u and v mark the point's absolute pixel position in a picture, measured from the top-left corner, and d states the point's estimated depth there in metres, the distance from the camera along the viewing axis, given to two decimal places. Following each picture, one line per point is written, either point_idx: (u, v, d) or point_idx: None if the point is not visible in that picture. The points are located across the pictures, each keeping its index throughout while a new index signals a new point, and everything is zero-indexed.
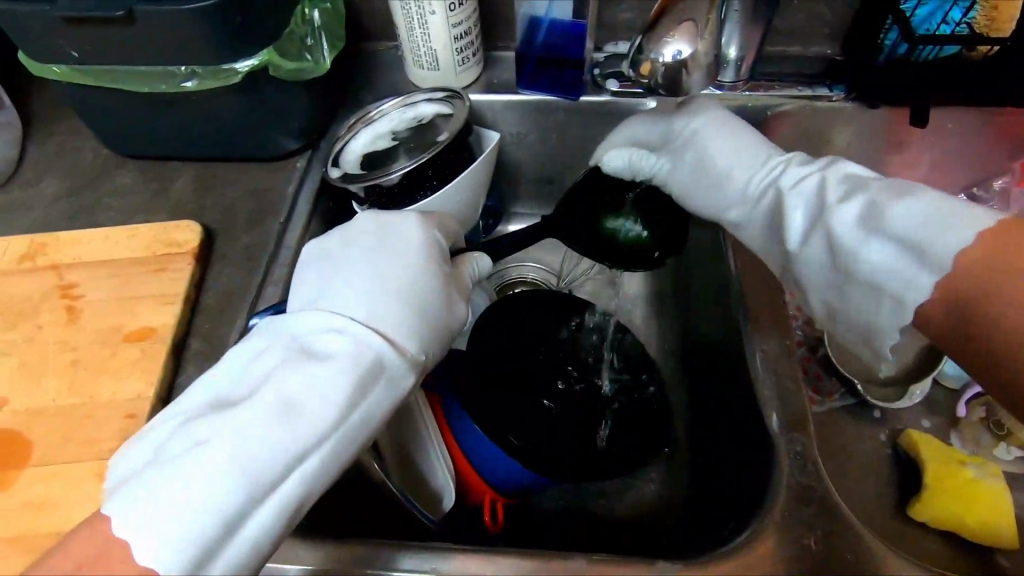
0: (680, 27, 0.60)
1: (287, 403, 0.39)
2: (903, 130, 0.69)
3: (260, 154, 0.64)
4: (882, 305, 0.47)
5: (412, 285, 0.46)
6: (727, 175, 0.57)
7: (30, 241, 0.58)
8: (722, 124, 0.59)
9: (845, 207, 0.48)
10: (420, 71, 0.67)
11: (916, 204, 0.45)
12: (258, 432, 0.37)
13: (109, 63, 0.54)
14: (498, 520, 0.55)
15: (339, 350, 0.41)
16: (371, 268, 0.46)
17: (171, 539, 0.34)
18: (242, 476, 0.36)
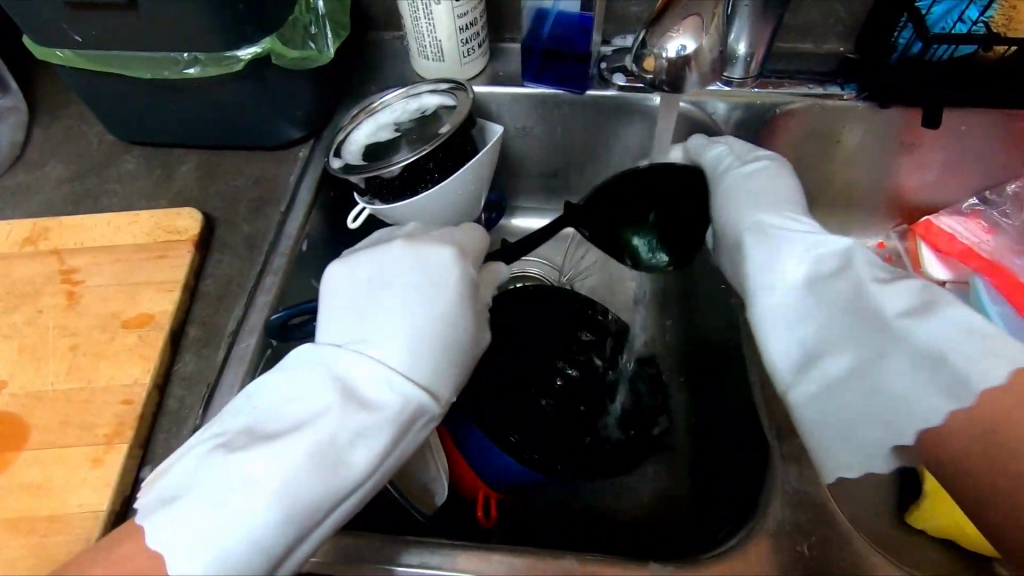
0: (685, 21, 0.53)
1: (326, 449, 0.40)
2: (915, 132, 0.68)
3: (263, 143, 0.64)
4: (886, 416, 0.52)
5: (447, 325, 0.46)
6: (755, 209, 0.58)
7: (33, 225, 0.58)
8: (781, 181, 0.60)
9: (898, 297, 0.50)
10: (425, 62, 0.67)
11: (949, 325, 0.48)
12: (305, 475, 0.38)
13: (112, 48, 0.54)
14: (491, 515, 0.55)
15: (379, 399, 0.42)
16: (408, 305, 0.46)
17: (220, 568, 0.36)
18: (281, 522, 0.37)
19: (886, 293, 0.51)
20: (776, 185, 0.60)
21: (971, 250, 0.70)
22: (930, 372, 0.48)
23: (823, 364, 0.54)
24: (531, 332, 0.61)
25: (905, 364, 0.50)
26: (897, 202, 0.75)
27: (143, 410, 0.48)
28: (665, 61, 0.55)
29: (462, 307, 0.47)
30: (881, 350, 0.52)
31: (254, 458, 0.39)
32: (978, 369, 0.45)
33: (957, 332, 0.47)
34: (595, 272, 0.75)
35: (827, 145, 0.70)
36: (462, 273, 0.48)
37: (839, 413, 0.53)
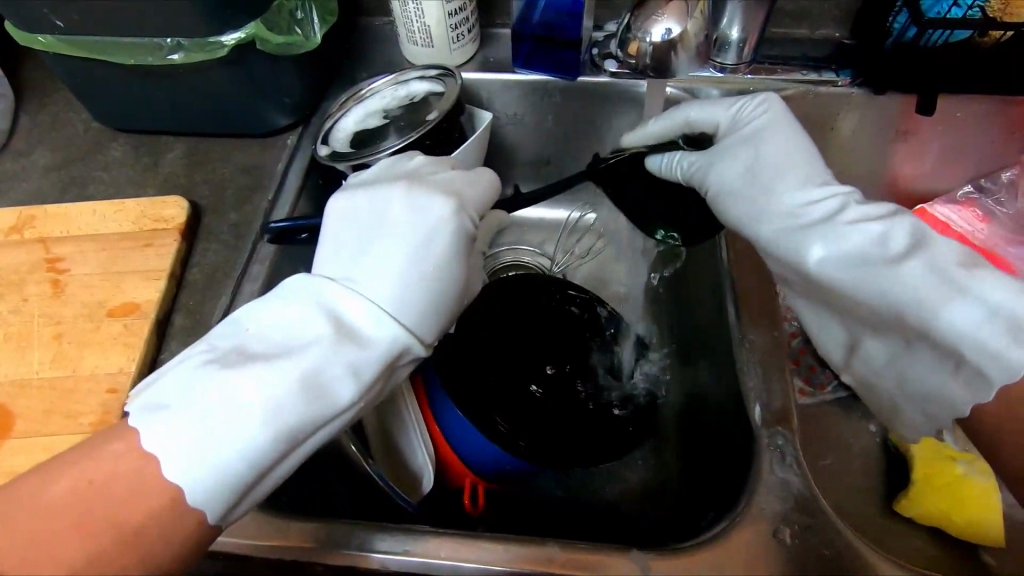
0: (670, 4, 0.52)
1: (319, 375, 0.40)
2: (909, 118, 0.67)
3: (251, 130, 0.64)
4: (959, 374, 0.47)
5: (442, 281, 0.45)
6: (771, 183, 0.54)
7: (19, 213, 0.58)
8: (781, 131, 0.56)
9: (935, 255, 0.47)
10: (414, 47, 0.66)
11: (1006, 289, 0.44)
12: (293, 398, 0.38)
13: (95, 34, 0.53)
14: (478, 503, 0.55)
15: (371, 334, 0.43)
16: (406, 255, 0.45)
17: (206, 480, 0.36)
18: (272, 436, 0.37)
19: (937, 254, 0.47)
20: (797, 150, 0.55)
21: (964, 239, 0.69)
22: (1009, 330, 0.43)
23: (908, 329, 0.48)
24: (520, 318, 0.61)
25: (977, 320, 0.44)
26: (892, 189, 0.75)
27: (127, 398, 0.48)
28: (649, 45, 0.54)
29: (453, 264, 0.46)
30: (938, 309, 0.46)
31: (244, 377, 0.38)
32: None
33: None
34: (587, 261, 0.75)
35: (821, 132, 0.69)
36: (462, 224, 0.47)
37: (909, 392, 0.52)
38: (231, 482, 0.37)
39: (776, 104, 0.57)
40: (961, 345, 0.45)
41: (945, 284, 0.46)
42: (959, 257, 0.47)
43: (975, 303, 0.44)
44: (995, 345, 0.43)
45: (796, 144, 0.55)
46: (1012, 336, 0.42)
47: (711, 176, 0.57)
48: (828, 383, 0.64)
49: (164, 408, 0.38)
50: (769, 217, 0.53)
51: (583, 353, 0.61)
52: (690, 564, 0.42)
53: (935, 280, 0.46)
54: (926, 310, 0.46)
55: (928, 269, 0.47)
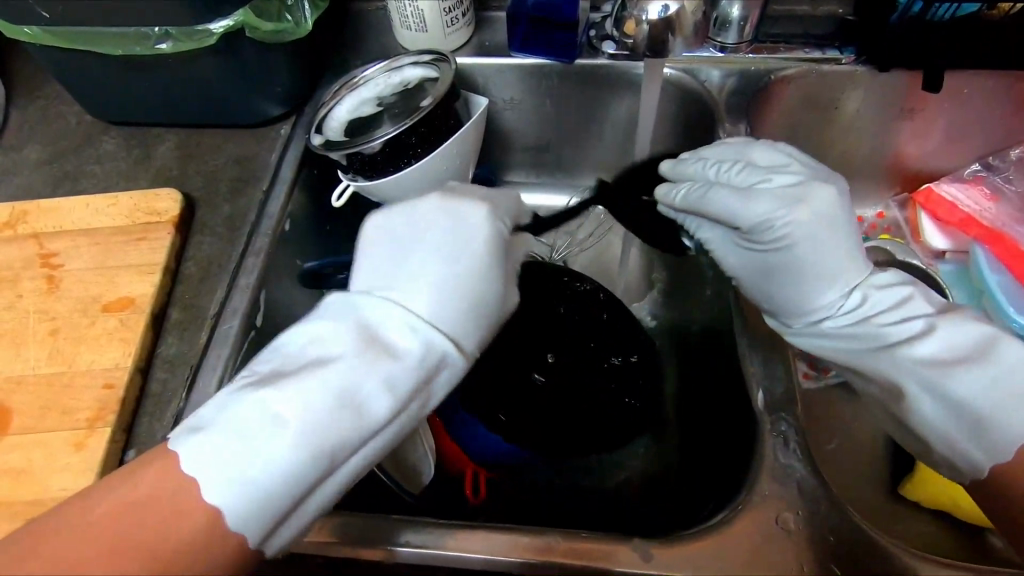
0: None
1: (356, 393, 0.39)
2: (915, 96, 0.65)
3: (244, 120, 0.63)
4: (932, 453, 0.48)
5: (478, 288, 0.45)
6: (789, 280, 0.52)
7: (11, 208, 0.57)
8: (817, 226, 0.50)
9: (919, 345, 0.48)
10: (407, 33, 0.65)
11: (984, 387, 0.44)
12: (332, 415, 0.38)
13: (80, 23, 0.52)
14: (480, 492, 0.55)
15: (407, 346, 0.42)
16: (440, 263, 0.45)
17: (245, 501, 0.35)
18: (312, 455, 0.37)
19: (919, 347, 0.48)
20: (823, 248, 0.50)
21: (972, 218, 0.69)
22: (971, 432, 0.44)
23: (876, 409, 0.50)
24: (520, 308, 0.61)
25: (944, 413, 0.45)
26: (898, 169, 0.73)
27: (125, 393, 0.47)
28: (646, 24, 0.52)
29: (489, 267, 0.46)
30: (915, 395, 0.47)
31: (280, 395, 0.38)
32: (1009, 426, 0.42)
33: (995, 390, 0.44)
34: (588, 247, 0.74)
35: (825, 112, 0.68)
36: (497, 229, 0.47)
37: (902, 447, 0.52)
38: (272, 504, 0.36)
39: (817, 192, 0.51)
40: (929, 435, 0.46)
41: (926, 369, 0.46)
42: (948, 342, 0.47)
43: (941, 399, 0.45)
44: (960, 437, 0.44)
45: (830, 233, 0.50)
46: (971, 438, 0.44)
47: (724, 254, 0.57)
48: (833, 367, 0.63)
49: (204, 428, 0.38)
50: (775, 298, 0.53)
51: (589, 342, 0.60)
52: (692, 552, 0.41)
53: (916, 368, 0.47)
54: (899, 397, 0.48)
55: (904, 364, 0.48)
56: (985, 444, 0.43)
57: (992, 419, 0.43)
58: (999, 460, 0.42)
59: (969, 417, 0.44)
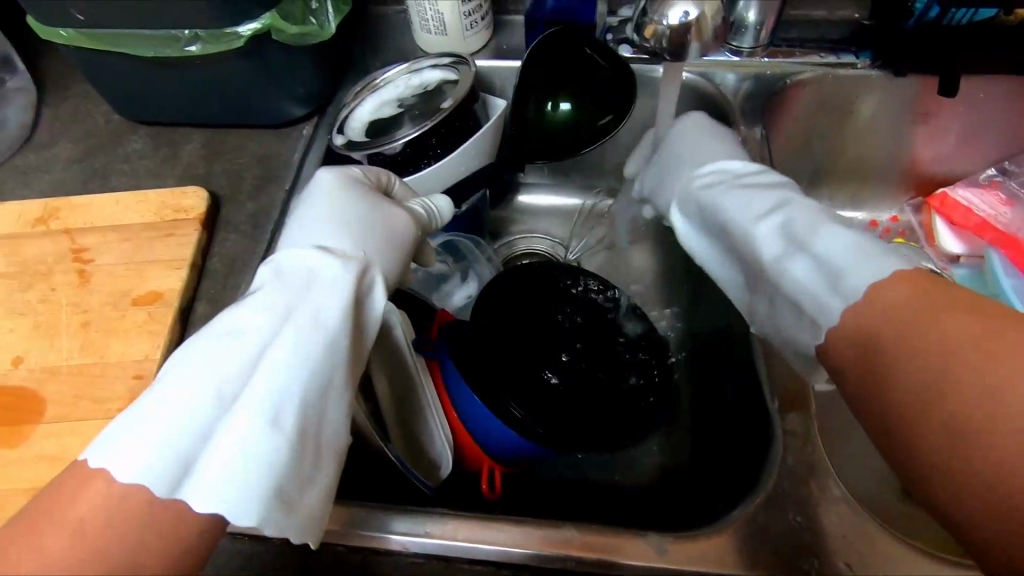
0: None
1: (234, 336, 0.40)
2: (931, 101, 0.66)
3: (268, 120, 0.64)
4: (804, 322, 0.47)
5: (340, 214, 0.48)
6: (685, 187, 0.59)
7: (44, 204, 0.59)
8: (700, 144, 0.60)
9: (767, 222, 0.51)
10: (427, 36, 0.66)
11: (840, 241, 0.45)
12: (213, 360, 0.38)
13: (113, 26, 0.54)
14: (495, 487, 0.56)
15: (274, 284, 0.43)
16: (301, 222, 0.49)
17: (168, 467, 0.34)
18: (201, 394, 0.36)
19: (790, 222, 0.50)
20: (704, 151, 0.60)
21: (987, 223, 0.69)
22: (832, 285, 0.44)
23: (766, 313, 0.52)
24: (534, 308, 0.62)
25: (810, 273, 0.46)
26: (912, 174, 0.73)
27: (153, 384, 0.49)
28: (665, 29, 0.47)
29: (337, 200, 0.49)
30: (775, 263, 0.49)
31: (196, 360, 0.38)
32: (856, 273, 0.43)
33: (849, 245, 0.45)
34: (601, 246, 0.75)
35: (840, 115, 0.68)
36: (342, 171, 0.51)
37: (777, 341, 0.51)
38: (180, 451, 0.34)
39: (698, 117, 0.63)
40: (798, 297, 0.47)
41: (783, 239, 0.50)
42: (796, 217, 0.50)
43: (806, 258, 0.47)
44: (825, 294, 0.45)
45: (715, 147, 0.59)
46: (831, 289, 0.44)
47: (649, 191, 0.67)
48: None
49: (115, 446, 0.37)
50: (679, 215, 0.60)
51: (603, 342, 0.61)
52: (705, 547, 0.42)
53: (771, 242, 0.50)
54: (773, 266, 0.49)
55: (762, 234, 0.51)
56: (841, 292, 0.43)
57: (834, 275, 0.44)
58: (851, 302, 0.42)
59: (818, 278, 0.45)
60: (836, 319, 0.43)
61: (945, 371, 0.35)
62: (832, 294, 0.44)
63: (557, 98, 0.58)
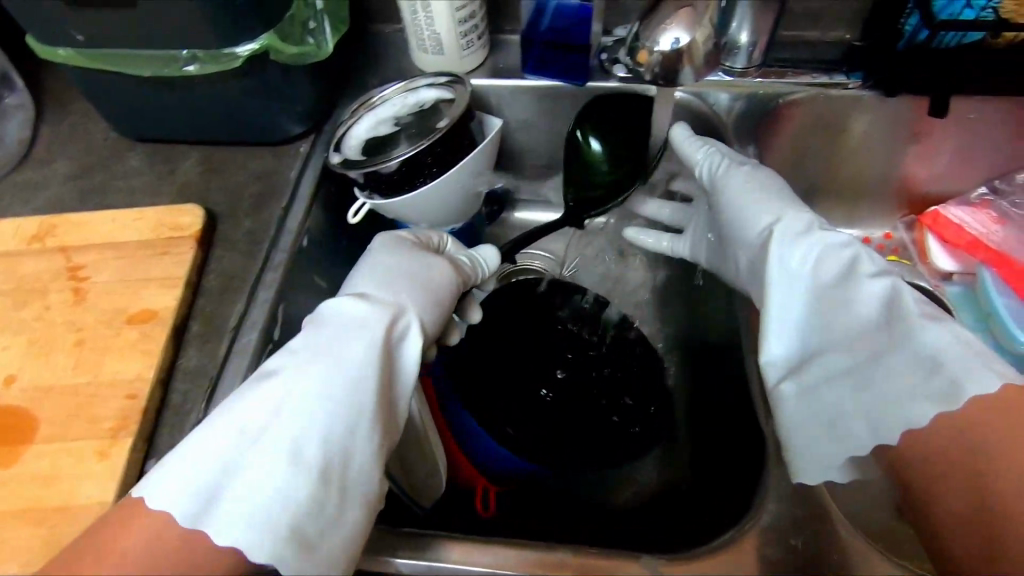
0: (680, 13, 0.43)
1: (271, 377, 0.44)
2: (922, 121, 0.67)
3: (265, 138, 0.65)
4: (904, 397, 0.46)
5: (390, 266, 0.53)
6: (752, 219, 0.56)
7: (41, 222, 0.59)
8: (768, 185, 0.57)
9: (870, 285, 0.49)
10: (424, 55, 0.67)
11: (943, 330, 0.46)
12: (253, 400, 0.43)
13: (112, 46, 0.54)
14: (490, 506, 0.56)
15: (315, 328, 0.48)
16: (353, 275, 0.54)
17: (201, 504, 0.39)
18: (236, 433, 0.41)
19: (902, 295, 0.48)
20: (776, 191, 0.57)
21: (979, 241, 0.69)
22: (964, 364, 0.44)
23: (816, 364, 0.50)
24: (531, 327, 0.62)
25: (943, 340, 0.45)
26: (905, 192, 0.74)
27: (146, 403, 0.49)
28: (659, 54, 0.44)
29: (386, 254, 0.55)
30: (891, 336, 0.48)
31: (236, 408, 0.42)
32: (973, 379, 0.43)
33: (957, 338, 0.45)
34: (598, 263, 0.75)
35: (834, 135, 0.69)
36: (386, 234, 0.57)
37: (829, 410, 0.50)
38: (212, 485, 0.40)
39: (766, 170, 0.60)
40: (930, 366, 0.45)
41: (908, 317, 0.47)
42: (893, 281, 0.48)
43: (937, 334, 0.46)
44: (954, 372, 0.44)
45: (776, 189, 0.57)
46: (953, 376, 0.44)
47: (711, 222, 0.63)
48: None
49: None
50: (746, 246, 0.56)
51: (599, 362, 0.61)
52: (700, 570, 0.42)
53: (870, 308, 0.49)
54: (898, 339, 0.48)
55: (864, 296, 0.49)
56: (975, 377, 0.43)
57: (958, 375, 0.44)
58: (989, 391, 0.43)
59: (935, 367, 0.45)
60: (957, 405, 0.43)
61: (971, 446, 0.42)
62: (956, 383, 0.44)
63: (589, 135, 0.66)
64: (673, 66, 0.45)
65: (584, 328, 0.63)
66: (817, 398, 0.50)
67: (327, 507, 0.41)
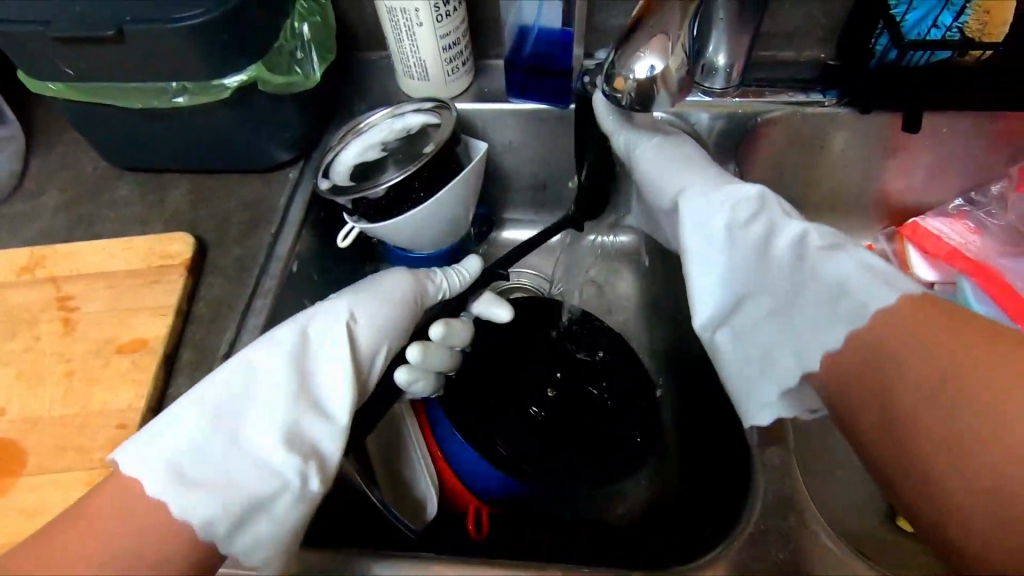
0: (654, 40, 0.42)
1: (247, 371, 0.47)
2: (897, 136, 0.68)
3: (254, 165, 0.66)
4: (824, 330, 0.49)
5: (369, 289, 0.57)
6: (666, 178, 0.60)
7: (30, 253, 0.60)
8: (676, 147, 0.63)
9: (779, 226, 0.51)
10: (411, 81, 0.68)
11: (845, 258, 0.48)
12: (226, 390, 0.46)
13: (102, 80, 0.55)
14: (482, 529, 0.55)
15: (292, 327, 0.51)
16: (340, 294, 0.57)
17: (165, 476, 0.41)
18: (212, 418, 0.45)
19: (803, 229, 0.51)
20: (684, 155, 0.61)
21: (957, 251, 0.70)
22: (867, 284, 0.46)
23: (745, 310, 0.52)
24: (520, 344, 0.63)
25: (844, 267, 0.48)
26: (884, 205, 0.76)
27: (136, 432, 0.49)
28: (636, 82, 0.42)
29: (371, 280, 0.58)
30: (802, 272, 0.51)
31: (208, 394, 0.46)
32: (873, 295, 0.46)
33: (856, 259, 0.48)
34: (587, 281, 0.77)
35: (813, 151, 0.71)
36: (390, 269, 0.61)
37: (761, 355, 0.52)
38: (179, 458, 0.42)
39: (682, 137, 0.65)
40: (836, 293, 0.48)
41: (811, 251, 0.50)
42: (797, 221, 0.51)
43: (840, 259, 0.48)
44: (859, 294, 0.47)
45: (688, 155, 0.62)
46: (859, 297, 0.47)
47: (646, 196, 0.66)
48: None
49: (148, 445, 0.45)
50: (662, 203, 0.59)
51: (588, 378, 0.62)
52: None
53: (783, 246, 0.51)
54: (807, 274, 0.50)
55: (775, 234, 0.51)
56: (876, 293, 0.46)
57: (862, 294, 0.46)
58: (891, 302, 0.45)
59: (841, 292, 0.48)
60: (863, 319, 0.46)
61: (887, 355, 0.44)
62: (861, 299, 0.46)
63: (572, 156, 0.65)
64: (652, 93, 0.44)
65: (572, 344, 0.64)
66: (753, 347, 0.52)
67: (290, 471, 0.43)
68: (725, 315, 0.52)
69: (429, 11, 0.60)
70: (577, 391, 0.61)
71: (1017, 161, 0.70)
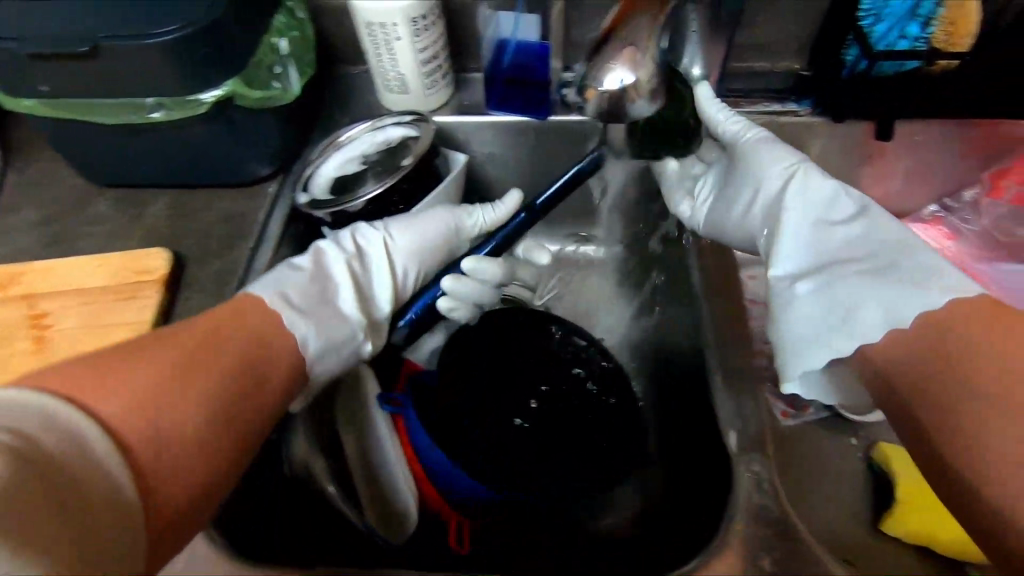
0: (624, 54, 0.41)
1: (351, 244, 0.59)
2: (871, 144, 0.70)
3: (233, 180, 0.65)
4: (902, 303, 0.46)
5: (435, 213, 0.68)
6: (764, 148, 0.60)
7: (4, 271, 0.59)
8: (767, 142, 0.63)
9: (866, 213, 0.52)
10: (390, 95, 0.69)
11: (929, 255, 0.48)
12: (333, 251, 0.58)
13: (77, 96, 0.55)
14: (465, 542, 0.56)
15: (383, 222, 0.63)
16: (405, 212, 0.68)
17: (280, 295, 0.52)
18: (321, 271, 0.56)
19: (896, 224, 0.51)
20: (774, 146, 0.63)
21: None
22: (954, 282, 0.46)
23: (822, 269, 0.51)
24: (503, 356, 0.63)
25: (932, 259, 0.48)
26: None
27: None
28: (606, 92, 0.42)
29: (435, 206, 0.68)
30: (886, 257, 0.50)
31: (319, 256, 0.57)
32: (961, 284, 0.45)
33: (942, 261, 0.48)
34: (570, 291, 0.77)
35: None
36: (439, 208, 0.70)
37: (828, 313, 0.49)
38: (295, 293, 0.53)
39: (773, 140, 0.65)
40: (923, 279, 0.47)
41: (898, 240, 0.50)
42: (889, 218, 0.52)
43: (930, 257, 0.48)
44: (942, 286, 0.46)
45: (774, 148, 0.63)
46: (944, 287, 0.46)
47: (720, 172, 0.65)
48: (810, 405, 0.68)
49: None
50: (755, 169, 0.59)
51: (570, 391, 0.61)
52: None
53: (876, 231, 0.51)
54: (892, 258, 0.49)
55: (870, 219, 0.52)
56: (958, 286, 0.45)
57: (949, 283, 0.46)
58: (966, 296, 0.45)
59: (929, 277, 0.47)
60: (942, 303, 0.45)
61: (949, 356, 0.43)
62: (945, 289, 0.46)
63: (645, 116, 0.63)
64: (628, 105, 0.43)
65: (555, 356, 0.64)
66: (830, 298, 0.49)
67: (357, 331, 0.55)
68: (807, 267, 0.52)
69: (406, 26, 0.61)
70: (558, 403, 0.60)
71: (991, 166, 0.70)
